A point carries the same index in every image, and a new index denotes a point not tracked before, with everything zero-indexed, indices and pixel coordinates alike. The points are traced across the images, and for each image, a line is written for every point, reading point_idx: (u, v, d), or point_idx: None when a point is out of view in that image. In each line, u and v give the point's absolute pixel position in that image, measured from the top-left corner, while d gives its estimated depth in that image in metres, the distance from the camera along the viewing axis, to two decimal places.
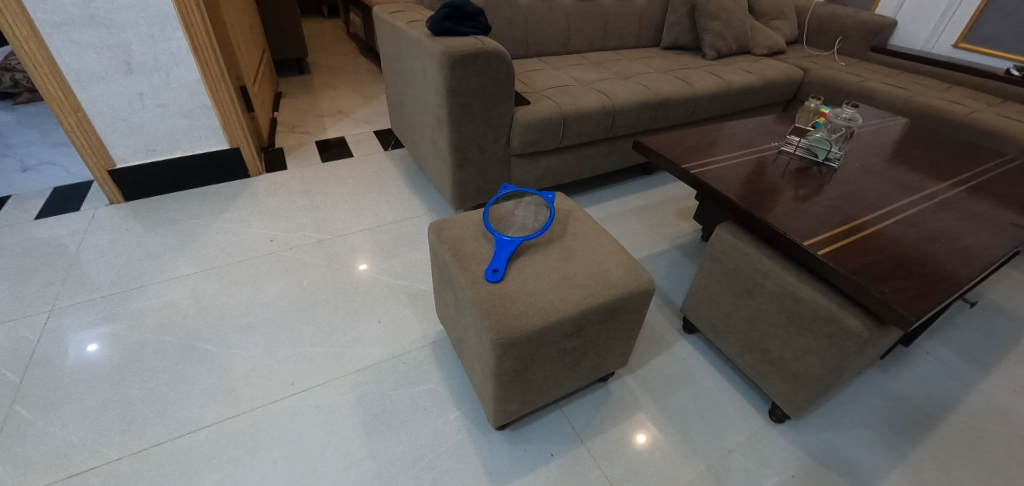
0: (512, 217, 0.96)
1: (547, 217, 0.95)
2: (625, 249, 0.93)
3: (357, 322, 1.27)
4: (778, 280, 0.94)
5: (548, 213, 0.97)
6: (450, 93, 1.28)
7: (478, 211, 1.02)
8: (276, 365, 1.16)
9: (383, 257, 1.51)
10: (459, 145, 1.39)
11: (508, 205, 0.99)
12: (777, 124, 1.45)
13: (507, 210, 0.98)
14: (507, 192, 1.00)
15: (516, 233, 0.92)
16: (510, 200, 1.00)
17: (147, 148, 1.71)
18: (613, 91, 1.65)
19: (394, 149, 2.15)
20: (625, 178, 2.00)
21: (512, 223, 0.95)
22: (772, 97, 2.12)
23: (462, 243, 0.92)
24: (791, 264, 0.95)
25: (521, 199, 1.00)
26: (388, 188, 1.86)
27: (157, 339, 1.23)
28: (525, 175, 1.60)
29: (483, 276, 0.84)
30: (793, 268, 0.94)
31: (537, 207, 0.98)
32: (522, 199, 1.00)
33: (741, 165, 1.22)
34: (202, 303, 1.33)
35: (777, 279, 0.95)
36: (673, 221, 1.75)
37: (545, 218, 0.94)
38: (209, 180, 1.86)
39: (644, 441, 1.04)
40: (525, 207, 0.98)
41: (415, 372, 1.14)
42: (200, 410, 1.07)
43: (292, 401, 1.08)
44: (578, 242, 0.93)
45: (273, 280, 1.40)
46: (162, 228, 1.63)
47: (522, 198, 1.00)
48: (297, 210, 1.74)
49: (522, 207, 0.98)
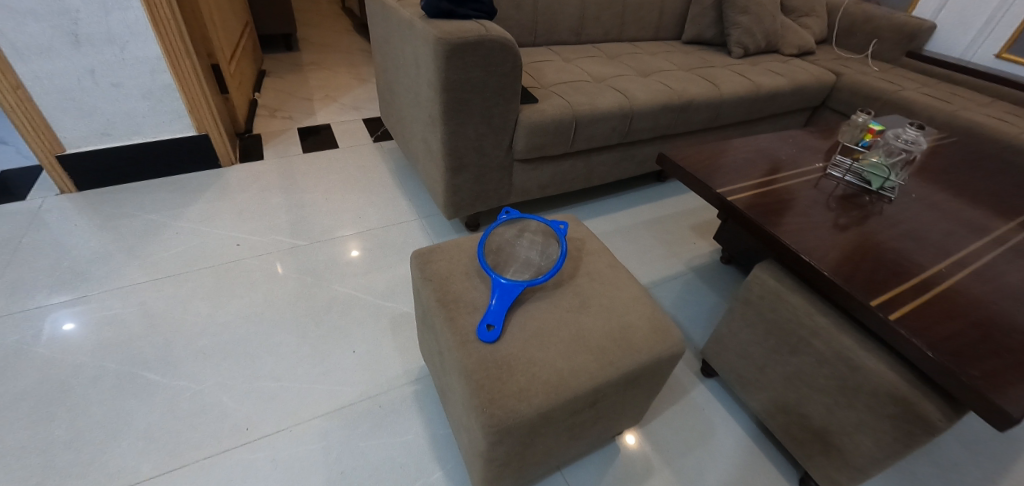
0: (514, 249, 0.79)
1: (557, 254, 0.78)
2: (649, 298, 0.76)
3: (328, 351, 1.10)
4: (830, 341, 0.78)
5: (556, 250, 0.79)
6: (446, 87, 1.09)
7: (472, 238, 0.84)
8: (230, 403, 0.99)
9: (365, 269, 1.33)
10: (454, 148, 1.21)
11: (508, 232, 0.81)
12: (817, 140, 1.28)
13: (507, 239, 0.80)
14: (509, 217, 0.83)
15: (518, 273, 0.75)
16: (510, 227, 0.82)
17: (102, 132, 1.52)
18: (631, 90, 1.46)
19: (385, 141, 1.95)
20: (636, 185, 1.83)
21: (513, 258, 0.77)
22: (800, 102, 1.94)
23: (451, 283, 0.75)
24: (849, 324, 0.78)
25: (525, 228, 0.82)
26: (374, 186, 1.68)
27: (94, 364, 1.06)
28: (527, 182, 1.41)
29: (474, 332, 0.67)
30: (849, 329, 0.78)
31: (543, 242, 0.81)
32: (526, 228, 0.82)
33: (781, 190, 1.05)
34: (151, 320, 1.16)
35: (828, 340, 0.78)
36: (689, 239, 1.58)
37: (557, 256, 0.77)
38: (174, 169, 1.67)
39: (633, 443, 0.99)
40: (528, 239, 0.81)
41: (392, 419, 0.98)
42: (134, 460, 0.90)
43: (245, 451, 0.92)
44: (592, 286, 0.77)
45: (236, 294, 1.23)
46: (116, 225, 1.45)
47: (527, 226, 0.83)
48: (271, 208, 1.55)
49: (526, 238, 0.81)
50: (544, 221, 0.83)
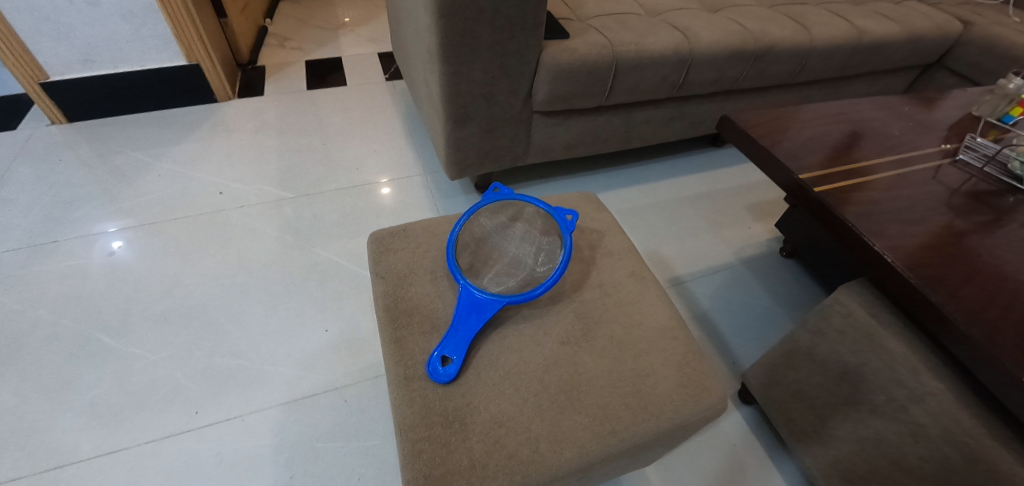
0: (499, 244, 0.58)
1: (557, 256, 0.55)
2: (682, 331, 0.55)
3: (297, 327, 0.97)
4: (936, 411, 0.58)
5: (558, 250, 0.56)
6: (445, 14, 0.84)
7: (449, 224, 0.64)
8: (184, 381, 0.88)
9: (352, 232, 1.16)
10: (457, 95, 0.97)
11: (493, 221, 0.60)
12: (941, 111, 0.95)
13: (492, 231, 0.59)
14: (495, 198, 0.60)
15: (497, 284, 0.54)
16: (496, 213, 0.60)
17: (85, 58, 1.39)
18: (694, 28, 1.14)
19: (397, 81, 1.72)
20: (685, 149, 1.54)
21: (495, 258, 0.57)
22: (911, 57, 1.53)
23: (409, 287, 0.56)
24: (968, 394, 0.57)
25: (518, 216, 0.60)
26: (378, 133, 1.47)
27: (52, 319, 0.97)
28: (550, 140, 1.16)
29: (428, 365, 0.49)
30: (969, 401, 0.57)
31: (542, 237, 0.58)
32: (520, 215, 0.60)
33: (887, 179, 0.76)
34: (117, 276, 1.05)
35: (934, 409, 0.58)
36: (742, 222, 1.32)
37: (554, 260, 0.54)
38: (167, 102, 1.54)
39: None
40: (521, 233, 0.59)
41: (356, 420, 0.85)
42: (74, 436, 0.81)
43: (190, 440, 0.81)
44: (601, 308, 0.55)
45: (209, 251, 1.10)
46: (103, 163, 1.34)
47: (521, 211, 0.60)
48: (263, 152, 1.39)
49: (518, 228, 0.59)
50: (545, 206, 0.59)
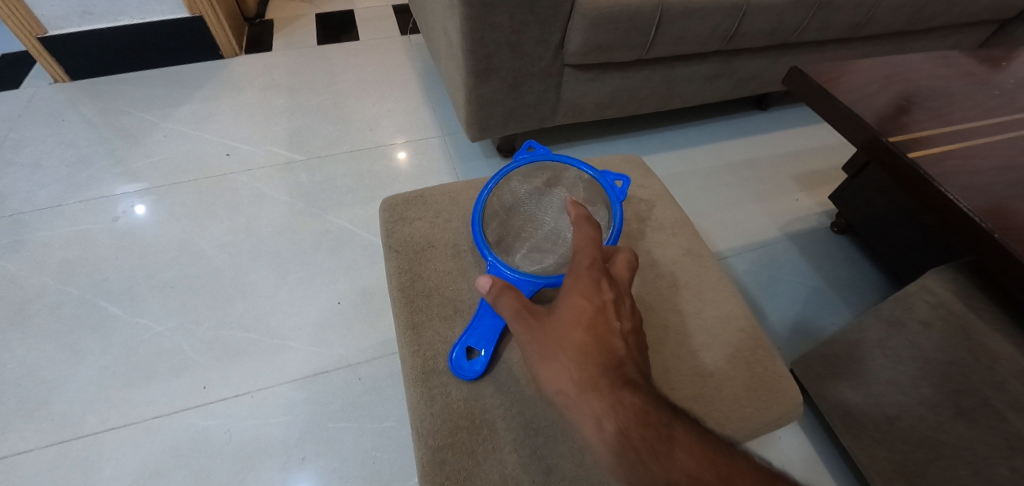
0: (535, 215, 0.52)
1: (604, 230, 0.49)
2: (738, 329, 0.49)
3: (309, 299, 0.91)
4: None
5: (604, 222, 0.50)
6: None
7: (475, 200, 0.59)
8: (191, 354, 0.84)
9: (365, 198, 1.08)
10: (479, 44, 0.86)
11: (527, 187, 0.53)
12: None
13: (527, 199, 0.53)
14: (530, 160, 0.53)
15: (532, 263, 0.49)
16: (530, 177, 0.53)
17: (83, 10, 1.31)
18: None
19: (413, 35, 1.59)
20: (726, 111, 1.40)
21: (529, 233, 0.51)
22: (995, 6, 1.34)
23: (427, 262, 0.53)
24: None
25: (556, 181, 0.54)
26: (393, 91, 1.37)
27: (57, 286, 0.93)
28: (581, 98, 1.05)
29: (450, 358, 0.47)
30: None
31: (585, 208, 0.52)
32: (559, 181, 0.53)
33: (987, 144, 0.65)
34: (123, 241, 1.00)
35: None
36: (789, 193, 1.20)
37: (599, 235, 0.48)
38: (172, 59, 1.46)
39: None
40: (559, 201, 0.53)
41: (370, 399, 0.80)
42: (82, 408, 0.78)
43: (198, 417, 0.77)
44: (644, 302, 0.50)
45: (217, 216, 1.04)
46: (109, 124, 1.29)
47: (560, 175, 0.53)
48: (271, 111, 1.30)
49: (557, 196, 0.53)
50: (589, 170, 0.52)
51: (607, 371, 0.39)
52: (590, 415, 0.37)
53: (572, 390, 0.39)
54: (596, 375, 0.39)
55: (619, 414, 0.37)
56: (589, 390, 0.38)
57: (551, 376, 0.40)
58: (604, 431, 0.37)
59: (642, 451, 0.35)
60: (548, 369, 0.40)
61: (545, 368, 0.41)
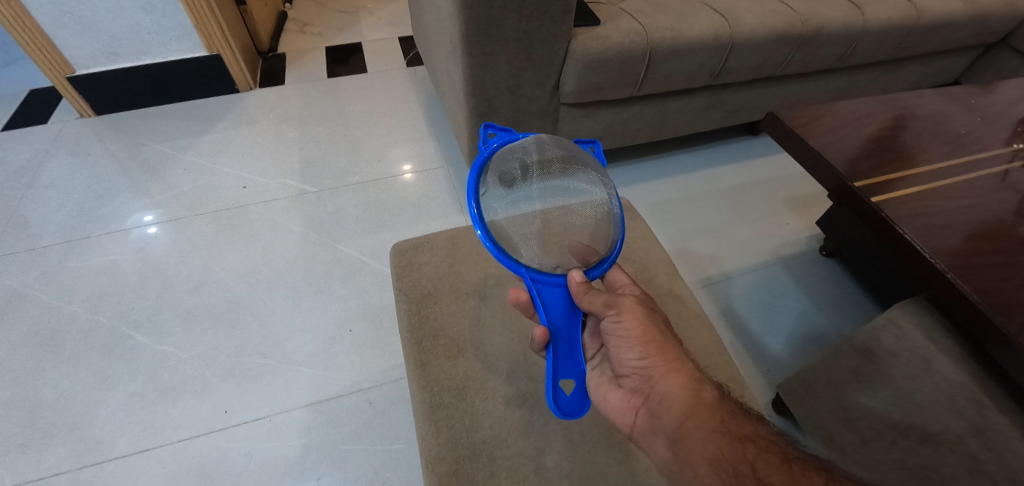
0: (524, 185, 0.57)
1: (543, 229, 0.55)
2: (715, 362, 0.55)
3: (322, 326, 0.97)
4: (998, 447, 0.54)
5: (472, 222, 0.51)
6: (468, 5, 0.80)
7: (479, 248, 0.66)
8: (212, 379, 0.89)
9: (373, 227, 1.15)
10: (481, 88, 0.93)
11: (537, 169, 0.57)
12: (1003, 107, 0.88)
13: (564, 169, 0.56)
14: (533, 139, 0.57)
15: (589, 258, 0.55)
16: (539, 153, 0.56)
17: (109, 51, 1.40)
18: (735, 10, 1.06)
19: (418, 67, 1.67)
20: (718, 137, 1.46)
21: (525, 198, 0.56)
22: (973, 36, 1.40)
23: (433, 306, 0.61)
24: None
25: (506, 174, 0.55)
26: (399, 122, 1.44)
27: (87, 315, 0.99)
28: (578, 132, 1.11)
29: (454, 393, 0.53)
30: None
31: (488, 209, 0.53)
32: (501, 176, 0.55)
33: (949, 185, 0.70)
34: (148, 270, 1.07)
35: (995, 443, 0.54)
36: (780, 217, 1.25)
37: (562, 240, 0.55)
38: (190, 94, 1.54)
39: None
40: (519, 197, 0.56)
41: (380, 422, 0.85)
42: (112, 431, 0.84)
43: (220, 439, 0.83)
44: None
45: (236, 246, 1.11)
46: (132, 157, 1.36)
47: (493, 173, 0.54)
48: (284, 144, 1.37)
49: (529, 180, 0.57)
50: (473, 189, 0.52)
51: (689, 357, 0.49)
52: (688, 376, 0.46)
53: (672, 357, 0.47)
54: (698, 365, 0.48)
55: (710, 385, 0.46)
56: (696, 370, 0.47)
57: (658, 341, 0.48)
58: (700, 391, 0.45)
59: (726, 412, 0.43)
60: (654, 336, 0.48)
61: (648, 333, 0.48)
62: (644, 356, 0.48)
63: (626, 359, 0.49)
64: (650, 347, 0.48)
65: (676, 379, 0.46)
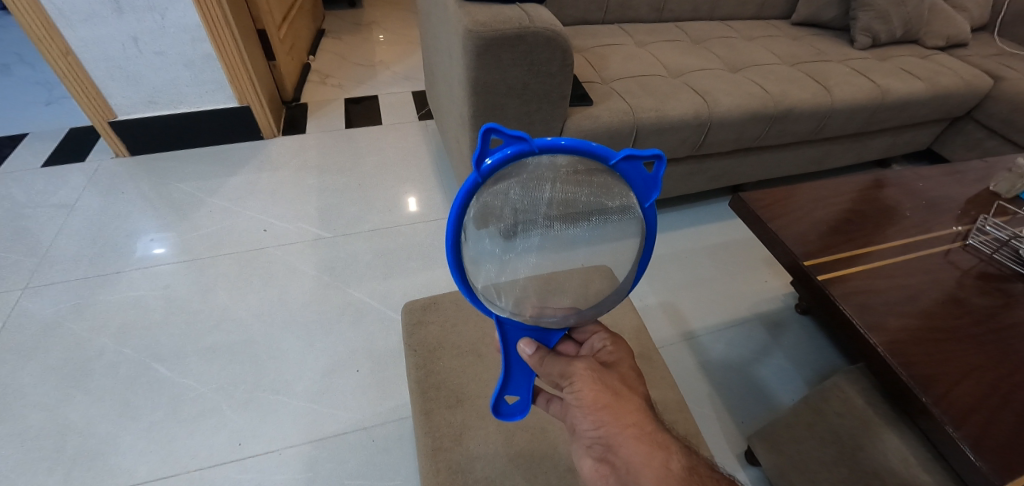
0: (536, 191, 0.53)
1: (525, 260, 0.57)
2: None
3: (331, 366, 1.05)
4: None
5: (449, 213, 0.50)
6: (477, 91, 0.93)
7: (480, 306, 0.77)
8: (228, 412, 0.97)
9: (382, 273, 1.24)
10: None
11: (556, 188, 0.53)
12: (948, 189, 0.99)
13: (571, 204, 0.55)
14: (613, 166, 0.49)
15: (546, 301, 0.58)
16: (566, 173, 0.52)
17: (149, 100, 1.54)
18: (714, 91, 1.20)
19: (429, 120, 1.81)
20: (705, 197, 1.58)
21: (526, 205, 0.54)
22: (937, 112, 1.54)
23: (438, 360, 0.71)
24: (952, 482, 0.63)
25: (537, 171, 0.51)
26: (409, 173, 1.57)
27: (114, 347, 1.08)
28: None
29: (452, 438, 0.62)
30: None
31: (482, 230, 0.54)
32: (528, 174, 0.50)
33: (891, 264, 0.80)
34: (171, 306, 1.16)
35: None
36: (760, 274, 1.35)
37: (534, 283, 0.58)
38: (218, 139, 1.68)
39: None
40: (533, 197, 0.54)
41: (382, 459, 0.92)
42: (132, 459, 0.91)
43: (234, 471, 0.89)
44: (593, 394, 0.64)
45: (253, 288, 1.20)
46: (162, 197, 1.48)
47: (521, 168, 0.50)
48: (303, 190, 1.49)
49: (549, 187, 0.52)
50: (485, 172, 0.48)
51: (654, 416, 0.52)
52: (653, 445, 0.49)
53: (632, 423, 0.51)
54: (661, 433, 0.51)
55: (676, 452, 0.49)
56: (659, 439, 0.50)
57: (613, 409, 0.52)
58: (666, 460, 0.48)
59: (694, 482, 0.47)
60: (609, 402, 0.52)
61: (601, 400, 0.52)
62: (601, 425, 0.51)
63: (587, 429, 0.53)
64: (604, 416, 0.51)
65: (641, 448, 0.49)
